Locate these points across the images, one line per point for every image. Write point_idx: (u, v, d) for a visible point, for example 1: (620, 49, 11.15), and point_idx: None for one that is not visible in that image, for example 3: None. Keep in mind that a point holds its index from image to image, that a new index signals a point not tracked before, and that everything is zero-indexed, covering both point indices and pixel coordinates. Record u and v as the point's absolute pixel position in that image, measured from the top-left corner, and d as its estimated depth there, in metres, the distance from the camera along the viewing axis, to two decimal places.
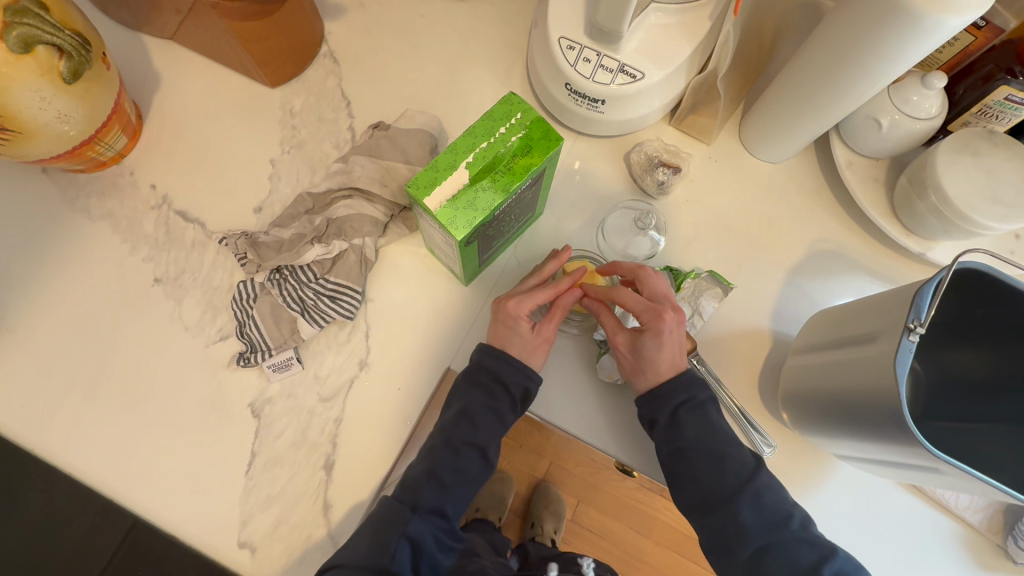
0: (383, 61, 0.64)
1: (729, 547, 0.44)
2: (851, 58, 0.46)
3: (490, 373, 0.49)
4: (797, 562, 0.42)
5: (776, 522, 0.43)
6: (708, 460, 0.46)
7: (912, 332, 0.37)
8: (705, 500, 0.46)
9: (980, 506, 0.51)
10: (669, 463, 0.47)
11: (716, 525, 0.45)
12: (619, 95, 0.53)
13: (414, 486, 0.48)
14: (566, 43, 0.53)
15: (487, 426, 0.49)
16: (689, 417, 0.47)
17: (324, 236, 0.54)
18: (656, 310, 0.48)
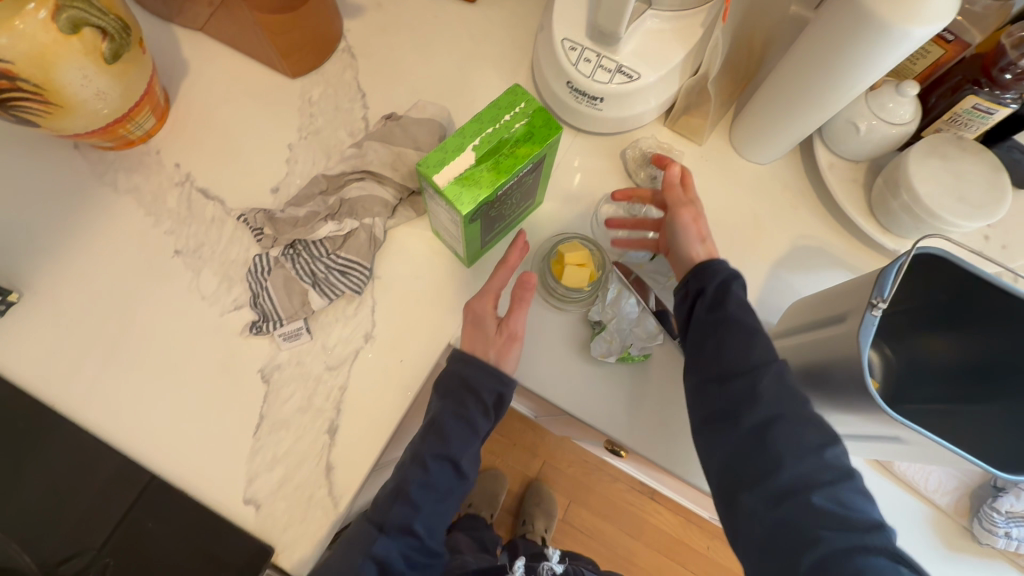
0: (397, 58, 0.68)
1: (737, 414, 0.45)
2: (831, 65, 0.50)
3: (462, 380, 0.52)
4: (801, 440, 0.42)
5: (794, 403, 0.44)
6: (747, 339, 0.47)
7: (875, 308, 0.40)
8: (724, 370, 0.47)
9: (947, 488, 0.54)
10: (702, 332, 0.49)
11: (731, 391, 0.46)
12: (617, 94, 0.57)
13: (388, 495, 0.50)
14: (569, 44, 0.57)
15: (457, 437, 0.51)
16: (737, 307, 0.48)
17: (337, 214, 0.57)
18: (672, 182, 0.56)
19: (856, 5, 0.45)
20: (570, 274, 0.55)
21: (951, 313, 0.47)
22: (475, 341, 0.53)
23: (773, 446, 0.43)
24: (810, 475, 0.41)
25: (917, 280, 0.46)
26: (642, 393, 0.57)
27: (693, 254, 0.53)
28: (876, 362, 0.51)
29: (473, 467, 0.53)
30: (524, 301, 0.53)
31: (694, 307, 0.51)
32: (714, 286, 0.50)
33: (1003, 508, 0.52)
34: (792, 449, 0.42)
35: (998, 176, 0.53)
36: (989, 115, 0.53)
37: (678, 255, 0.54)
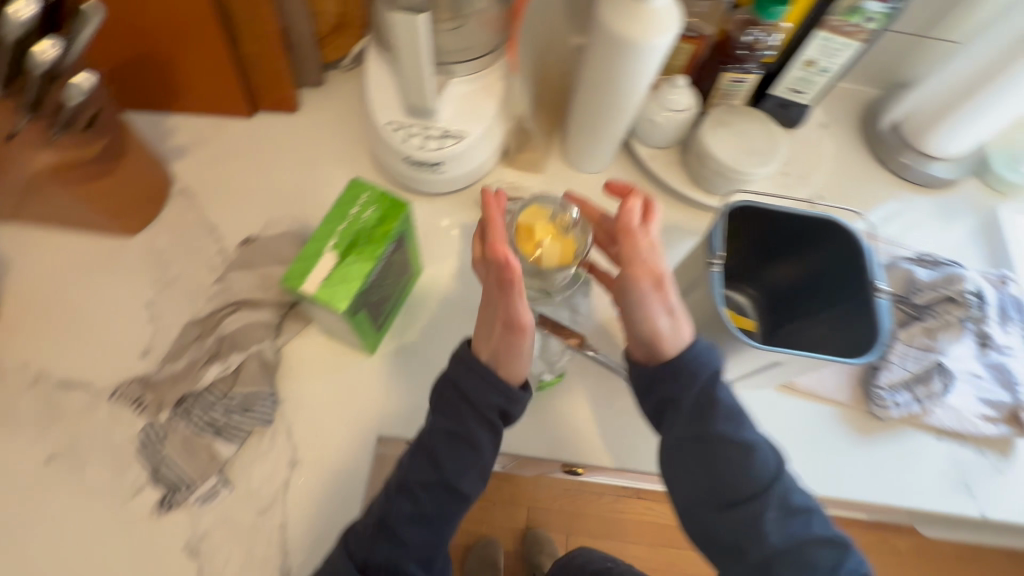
0: (236, 183, 0.68)
1: (743, 547, 0.45)
2: (613, 83, 0.59)
3: (457, 388, 0.49)
4: (816, 568, 0.44)
5: (798, 525, 0.45)
6: (723, 450, 0.47)
7: (714, 265, 0.47)
8: (733, 496, 0.46)
9: (843, 385, 0.63)
10: (687, 453, 0.48)
11: (732, 521, 0.46)
12: (452, 155, 0.62)
13: (365, 542, 0.47)
14: (394, 125, 0.61)
15: (451, 458, 0.49)
16: (725, 420, 0.47)
17: (219, 353, 0.54)
18: (632, 226, 0.48)
19: (608, 35, 0.54)
20: (548, 251, 0.53)
21: (772, 247, 0.56)
22: (482, 321, 0.49)
23: None
24: None
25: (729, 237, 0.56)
26: (572, 406, 0.61)
27: (657, 328, 0.47)
28: (746, 302, 0.61)
29: (476, 489, 0.50)
30: (522, 295, 0.46)
31: (672, 419, 0.49)
32: (690, 398, 0.48)
33: (884, 383, 0.61)
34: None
35: (769, 127, 0.64)
36: (742, 84, 0.66)
37: (634, 323, 0.49)
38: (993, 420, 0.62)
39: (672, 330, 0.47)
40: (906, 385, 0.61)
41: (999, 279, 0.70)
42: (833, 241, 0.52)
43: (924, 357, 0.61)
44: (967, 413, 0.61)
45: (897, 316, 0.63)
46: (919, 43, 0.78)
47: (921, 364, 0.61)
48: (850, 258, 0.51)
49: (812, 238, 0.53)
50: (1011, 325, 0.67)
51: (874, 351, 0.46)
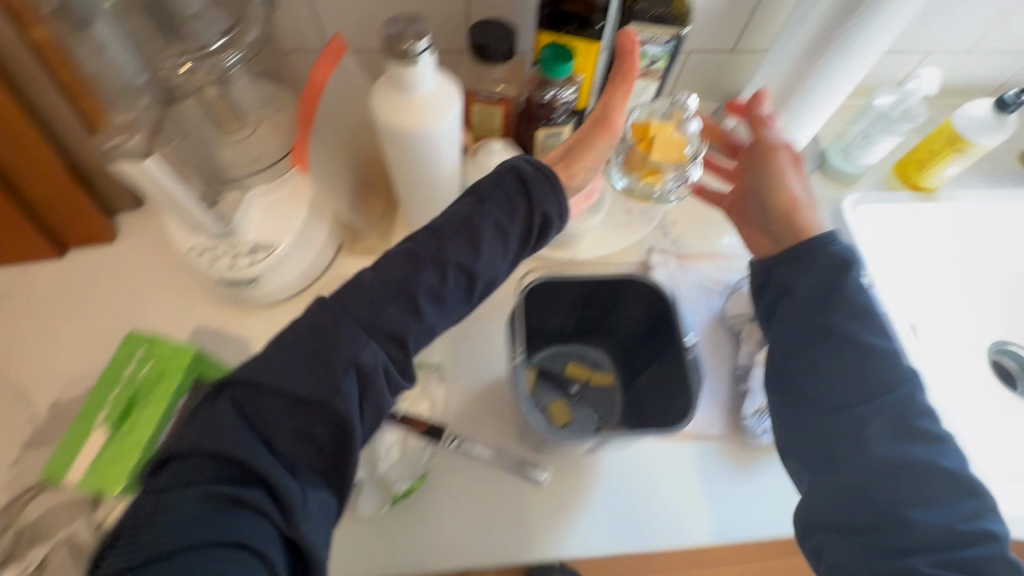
0: (48, 335, 0.62)
1: (858, 433, 0.43)
2: (412, 167, 0.57)
3: (519, 179, 0.48)
4: (920, 487, 0.41)
5: (926, 425, 0.43)
6: (853, 350, 0.45)
7: (517, 359, 0.51)
8: (860, 393, 0.44)
9: (715, 419, 0.61)
10: (799, 342, 0.48)
11: (833, 426, 0.44)
12: (265, 269, 0.58)
13: (264, 404, 0.40)
14: (197, 250, 0.57)
15: (453, 250, 0.46)
16: (849, 316, 0.46)
17: (18, 550, 0.49)
18: (765, 121, 0.57)
19: (384, 127, 0.52)
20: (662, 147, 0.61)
21: (598, 312, 0.58)
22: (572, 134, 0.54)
23: (886, 503, 0.40)
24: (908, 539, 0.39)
25: (550, 310, 0.57)
26: (441, 507, 0.57)
27: (783, 205, 0.53)
28: (601, 356, 0.61)
29: (465, 297, 0.47)
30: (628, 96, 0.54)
31: (785, 309, 0.49)
32: (806, 284, 0.48)
33: (751, 411, 0.60)
34: (904, 498, 0.40)
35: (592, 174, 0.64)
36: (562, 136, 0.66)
37: (766, 192, 0.55)
38: None
39: (799, 210, 0.52)
40: None
41: None
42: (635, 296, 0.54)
43: None
44: None
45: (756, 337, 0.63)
46: (732, 58, 0.81)
47: None
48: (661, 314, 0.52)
49: (623, 296, 0.55)
50: None
51: (809, 318, 0.47)
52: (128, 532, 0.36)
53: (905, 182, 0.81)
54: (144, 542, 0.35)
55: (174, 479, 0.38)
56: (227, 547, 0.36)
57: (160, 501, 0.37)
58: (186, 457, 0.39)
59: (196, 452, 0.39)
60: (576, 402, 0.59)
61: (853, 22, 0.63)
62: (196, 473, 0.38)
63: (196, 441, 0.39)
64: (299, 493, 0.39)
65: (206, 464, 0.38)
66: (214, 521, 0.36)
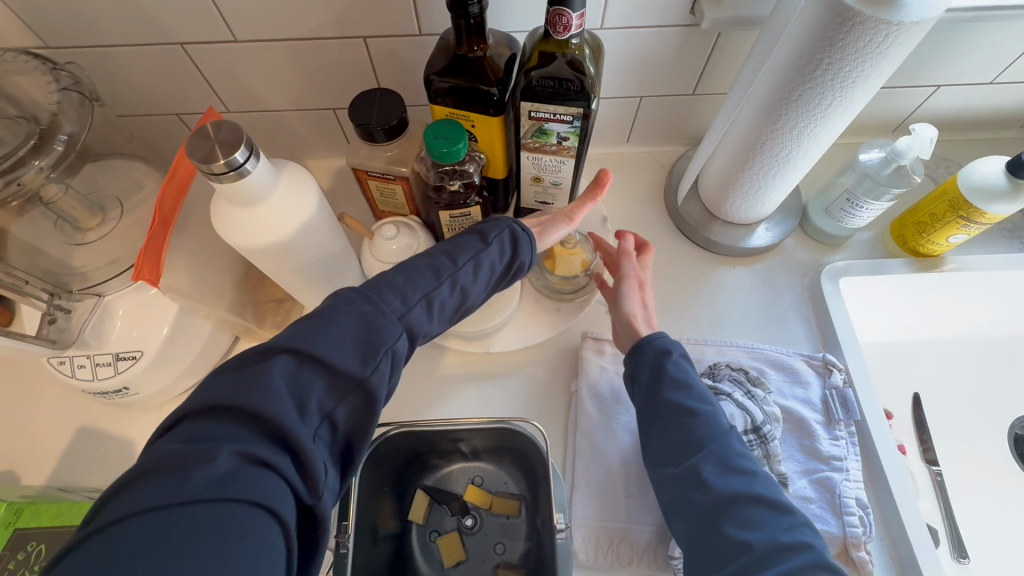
0: None
1: (698, 479, 0.43)
2: (279, 269, 0.50)
3: (514, 229, 0.48)
4: (754, 518, 0.41)
5: (740, 478, 0.43)
6: (668, 413, 0.47)
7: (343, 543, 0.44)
8: (687, 452, 0.45)
9: (640, 554, 0.52)
10: (643, 412, 0.49)
11: (675, 481, 0.44)
12: (132, 378, 0.53)
13: (297, 374, 0.34)
14: (54, 360, 0.52)
15: (466, 270, 0.44)
16: (672, 387, 0.47)
17: None
18: (630, 252, 0.57)
19: (230, 237, 0.45)
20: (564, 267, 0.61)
21: (491, 439, 0.52)
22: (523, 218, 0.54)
23: (726, 538, 0.40)
24: (769, 559, 0.38)
25: (433, 440, 0.51)
26: None
27: (630, 327, 0.53)
28: (509, 475, 0.53)
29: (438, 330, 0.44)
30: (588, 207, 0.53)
31: (634, 392, 0.50)
32: (646, 368, 0.49)
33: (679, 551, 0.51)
34: (747, 532, 0.40)
35: None
36: (470, 216, 0.57)
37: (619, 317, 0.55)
38: None
39: (646, 332, 0.52)
40: None
41: (821, 365, 0.61)
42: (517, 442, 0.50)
43: None
44: None
45: None
46: (693, 101, 0.69)
47: None
48: None
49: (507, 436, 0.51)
50: (839, 429, 0.57)
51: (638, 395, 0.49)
52: (146, 473, 0.28)
53: (904, 248, 0.68)
54: (179, 480, 0.27)
55: (195, 434, 0.30)
56: (253, 507, 0.28)
57: (196, 451, 0.29)
58: (208, 417, 0.31)
59: (226, 406, 0.31)
60: (474, 533, 0.51)
61: (802, 92, 0.50)
62: (223, 430, 0.31)
63: (226, 397, 0.32)
64: (331, 473, 0.34)
65: (232, 419, 0.31)
66: (247, 479, 0.29)
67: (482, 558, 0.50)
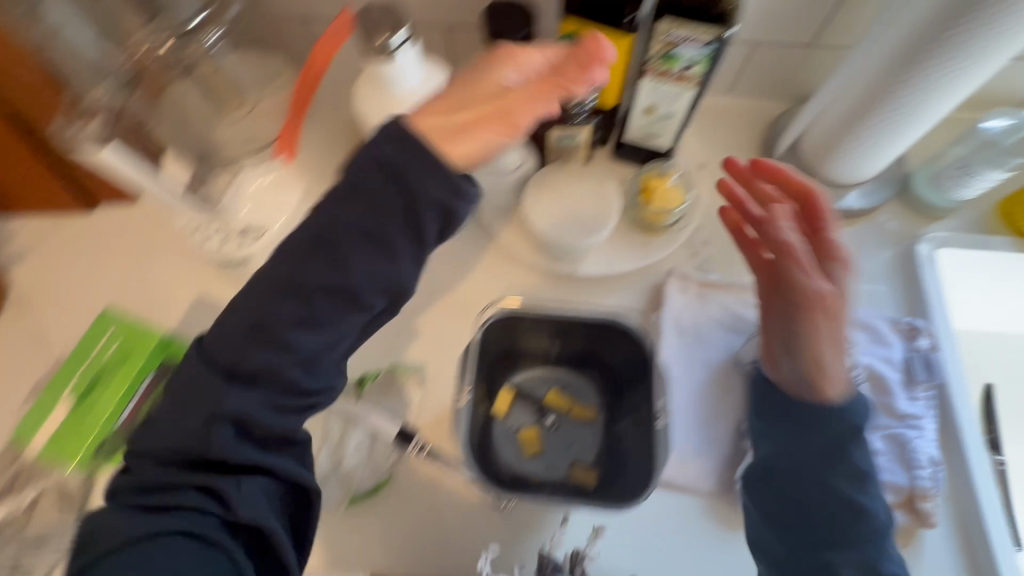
0: (68, 286, 0.66)
1: (833, 514, 0.47)
2: None
3: (409, 182, 0.37)
4: (865, 560, 0.46)
5: (862, 523, 0.47)
6: (827, 458, 0.49)
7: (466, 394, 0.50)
8: (828, 484, 0.48)
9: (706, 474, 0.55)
10: (789, 429, 0.50)
11: (798, 499, 0.48)
12: (255, 252, 0.58)
13: (303, 265, 0.39)
14: (190, 226, 0.57)
15: (365, 247, 0.38)
16: (854, 460, 0.48)
17: (12, 489, 0.53)
18: (777, 217, 0.51)
19: (370, 119, 0.49)
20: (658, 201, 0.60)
21: (580, 348, 0.55)
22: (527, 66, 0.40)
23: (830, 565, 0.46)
24: None
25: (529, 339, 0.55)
26: (406, 510, 0.56)
27: (814, 302, 0.49)
28: (588, 385, 0.57)
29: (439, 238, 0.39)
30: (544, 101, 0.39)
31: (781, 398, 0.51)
32: (797, 376, 0.50)
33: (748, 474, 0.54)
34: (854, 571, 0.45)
35: (606, 186, 0.57)
36: (576, 138, 0.58)
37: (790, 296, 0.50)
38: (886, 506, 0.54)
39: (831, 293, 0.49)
40: None
41: (909, 329, 0.61)
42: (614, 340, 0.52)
43: None
44: None
45: None
46: (808, 53, 0.68)
47: None
48: None
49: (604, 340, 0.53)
50: (919, 390, 0.58)
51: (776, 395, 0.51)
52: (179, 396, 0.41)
53: (1010, 227, 0.67)
54: (183, 467, 0.41)
55: (246, 313, 0.40)
56: (177, 535, 0.39)
57: (233, 349, 0.40)
58: (254, 295, 0.40)
59: (258, 296, 0.40)
60: (552, 432, 0.55)
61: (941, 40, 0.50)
62: (244, 339, 0.39)
63: (261, 298, 0.40)
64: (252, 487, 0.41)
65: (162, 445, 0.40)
66: (173, 515, 0.39)
67: (560, 454, 0.54)
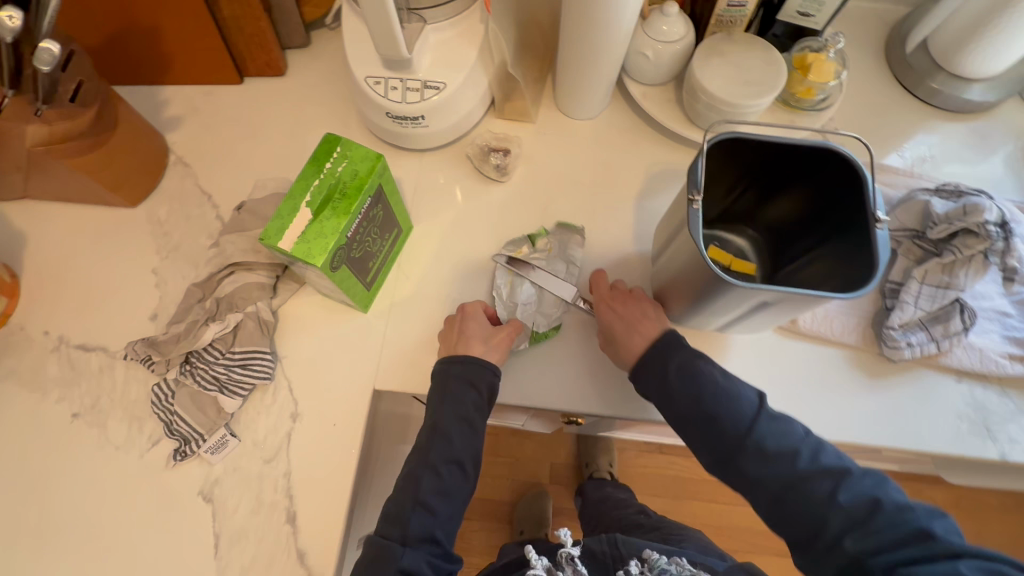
0: (229, 149, 0.69)
1: (737, 454, 0.49)
2: (597, 11, 0.55)
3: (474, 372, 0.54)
4: (814, 494, 0.45)
5: (788, 449, 0.47)
6: (693, 415, 0.50)
7: (695, 201, 0.44)
8: (728, 439, 0.49)
9: (850, 327, 0.60)
10: (677, 412, 0.51)
11: (727, 455, 0.49)
12: (433, 106, 0.60)
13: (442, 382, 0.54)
14: (373, 79, 0.60)
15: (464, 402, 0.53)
16: (709, 398, 0.50)
17: (217, 314, 0.57)
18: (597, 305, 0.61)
19: None
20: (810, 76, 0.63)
21: (749, 201, 0.57)
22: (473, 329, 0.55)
23: (797, 514, 0.46)
24: (841, 524, 0.44)
25: (711, 185, 0.55)
26: (574, 353, 0.60)
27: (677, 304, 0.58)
28: (745, 242, 0.60)
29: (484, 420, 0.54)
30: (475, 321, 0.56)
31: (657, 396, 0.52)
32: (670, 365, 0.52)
33: (897, 323, 0.58)
34: (809, 508, 0.45)
35: (771, 54, 0.60)
36: (743, 8, 0.60)
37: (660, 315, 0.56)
38: (1017, 360, 0.58)
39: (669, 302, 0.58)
40: (920, 325, 0.58)
41: None
42: (835, 171, 0.47)
43: (939, 295, 0.57)
44: (988, 351, 0.58)
45: (916, 254, 0.60)
46: None
47: (937, 302, 0.57)
48: (853, 182, 0.46)
49: (814, 164, 0.49)
50: None
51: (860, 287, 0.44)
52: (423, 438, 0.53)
53: None
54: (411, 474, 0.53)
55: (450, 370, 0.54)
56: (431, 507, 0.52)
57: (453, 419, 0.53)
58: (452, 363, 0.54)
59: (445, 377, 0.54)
60: None
61: None
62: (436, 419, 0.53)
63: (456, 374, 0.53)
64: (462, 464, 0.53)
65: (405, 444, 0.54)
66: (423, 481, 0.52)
67: None
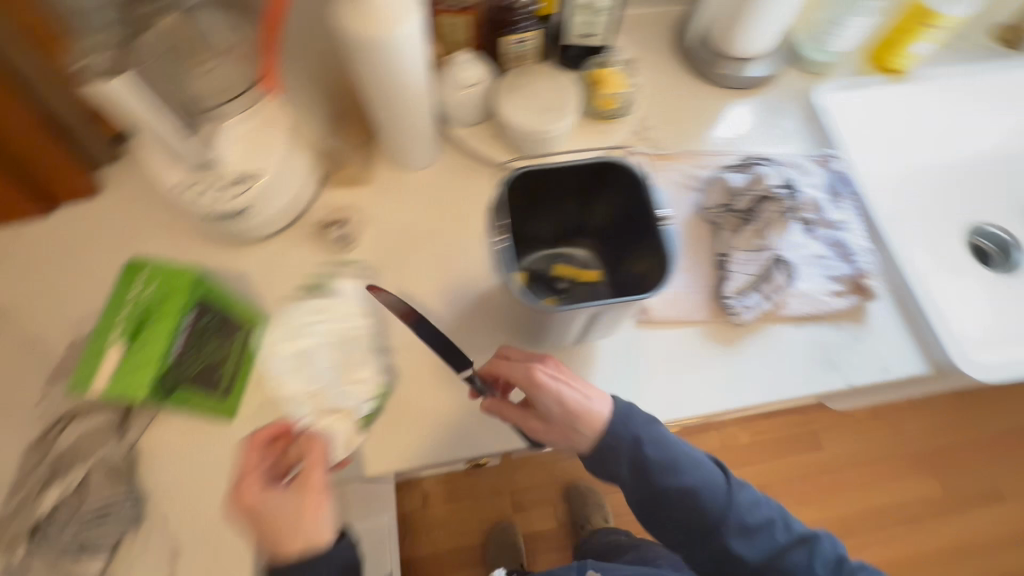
0: (48, 286, 0.64)
1: (695, 516, 0.53)
2: (384, 76, 0.57)
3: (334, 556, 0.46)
4: (750, 527, 0.54)
5: (745, 513, 0.54)
6: (660, 493, 0.53)
7: (497, 244, 0.48)
8: (686, 507, 0.53)
9: (697, 304, 0.65)
10: (641, 484, 0.53)
11: (674, 512, 0.53)
12: (252, 197, 0.59)
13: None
14: (180, 187, 0.57)
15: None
16: (666, 474, 0.52)
17: (59, 472, 0.53)
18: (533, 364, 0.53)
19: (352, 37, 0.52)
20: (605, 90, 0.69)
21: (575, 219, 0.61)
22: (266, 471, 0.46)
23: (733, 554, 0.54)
24: (772, 547, 0.55)
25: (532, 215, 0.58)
26: (458, 402, 0.59)
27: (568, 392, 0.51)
28: (586, 254, 0.64)
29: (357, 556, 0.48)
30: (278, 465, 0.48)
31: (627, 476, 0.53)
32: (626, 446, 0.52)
33: (731, 291, 0.64)
34: (750, 547, 0.54)
35: (562, 79, 0.66)
36: (527, 43, 0.66)
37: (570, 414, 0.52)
38: (841, 294, 0.65)
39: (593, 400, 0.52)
40: (751, 287, 0.64)
41: (822, 159, 0.74)
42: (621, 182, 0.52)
43: (758, 257, 0.64)
44: (815, 294, 0.65)
45: (734, 225, 0.66)
46: None
47: (757, 264, 0.64)
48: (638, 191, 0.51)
49: (609, 177, 0.53)
50: (842, 201, 0.70)
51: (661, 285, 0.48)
52: None
53: (875, 66, 0.82)
54: None
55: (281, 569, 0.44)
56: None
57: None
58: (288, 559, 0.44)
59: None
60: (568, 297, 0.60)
61: None
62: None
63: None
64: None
65: None
66: None
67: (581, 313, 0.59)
